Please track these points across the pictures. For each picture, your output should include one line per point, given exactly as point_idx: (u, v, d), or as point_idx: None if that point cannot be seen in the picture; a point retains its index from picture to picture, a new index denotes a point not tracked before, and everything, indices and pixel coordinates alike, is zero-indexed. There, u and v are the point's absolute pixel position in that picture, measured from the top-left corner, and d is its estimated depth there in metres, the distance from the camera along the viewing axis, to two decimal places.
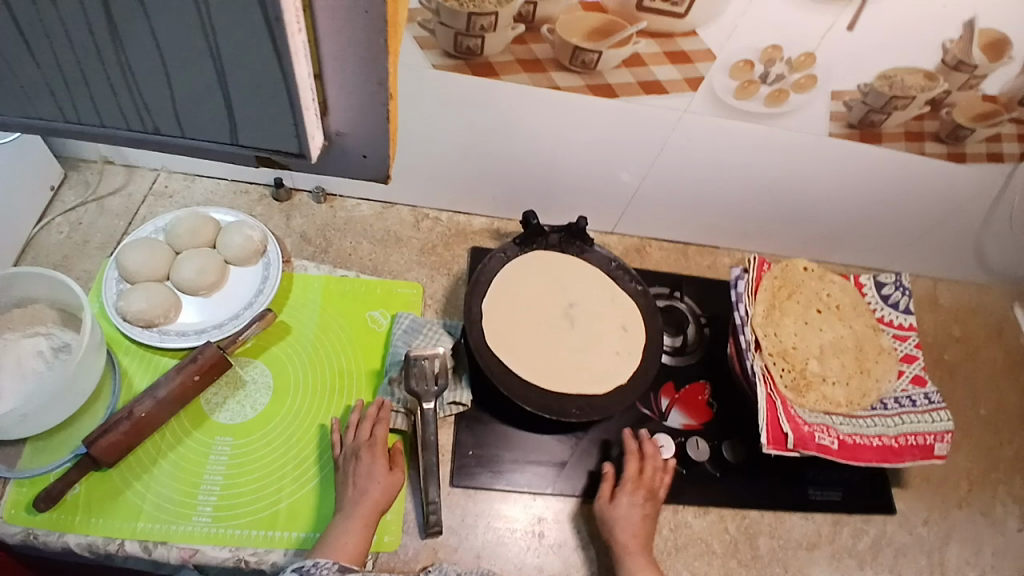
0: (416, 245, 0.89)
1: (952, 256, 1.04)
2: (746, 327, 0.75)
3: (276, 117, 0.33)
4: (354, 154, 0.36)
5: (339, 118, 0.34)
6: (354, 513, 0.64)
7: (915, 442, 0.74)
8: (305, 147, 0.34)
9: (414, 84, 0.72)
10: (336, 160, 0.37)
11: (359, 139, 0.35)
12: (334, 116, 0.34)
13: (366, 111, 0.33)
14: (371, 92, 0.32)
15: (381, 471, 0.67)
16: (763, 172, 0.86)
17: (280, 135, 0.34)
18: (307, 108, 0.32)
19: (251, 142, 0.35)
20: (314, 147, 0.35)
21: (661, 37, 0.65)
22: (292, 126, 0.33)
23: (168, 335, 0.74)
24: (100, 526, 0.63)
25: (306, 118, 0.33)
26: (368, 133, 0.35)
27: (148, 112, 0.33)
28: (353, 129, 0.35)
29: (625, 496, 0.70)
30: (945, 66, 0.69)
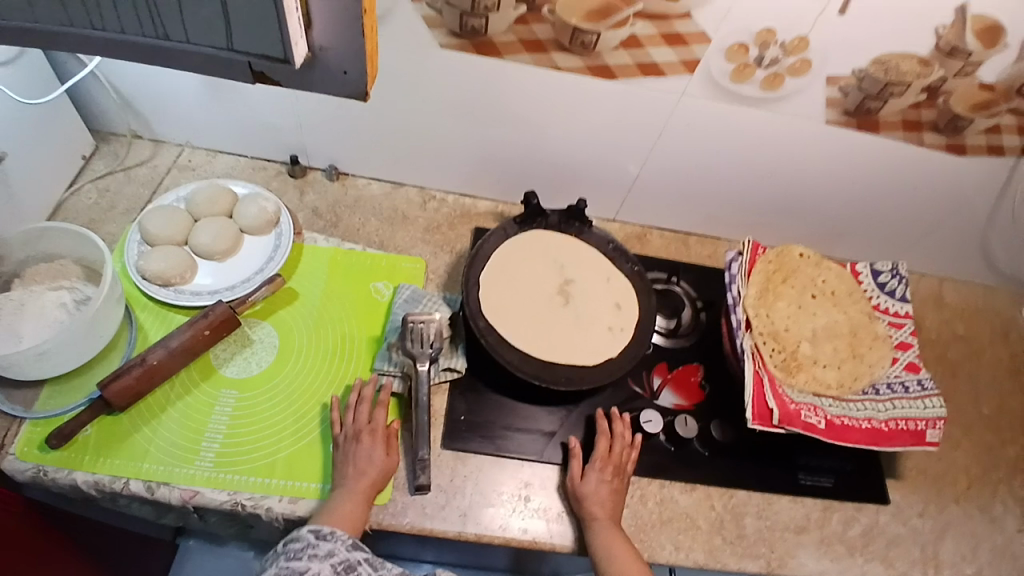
0: (421, 224, 0.93)
1: (958, 256, 1.04)
2: (737, 307, 0.76)
3: (267, 26, 0.39)
4: (335, 69, 0.42)
5: (320, 30, 0.40)
6: (351, 483, 0.67)
7: (905, 427, 0.74)
8: (289, 53, 0.41)
9: (424, 63, 0.76)
10: (319, 76, 0.43)
11: (339, 55, 0.42)
12: (316, 28, 0.40)
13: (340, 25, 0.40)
14: (345, 7, 0.39)
15: (378, 451, 0.69)
16: (761, 162, 0.88)
17: (268, 43, 0.41)
18: (291, 15, 0.39)
19: (242, 46, 0.41)
20: (298, 55, 0.41)
21: (657, 19, 0.68)
22: (279, 34, 0.40)
23: (183, 294, 0.78)
24: (108, 465, 0.68)
25: (289, 23, 0.39)
26: (346, 47, 0.41)
27: (160, 19, 0.40)
28: (334, 44, 0.41)
29: (594, 474, 0.71)
30: (941, 52, 0.70)
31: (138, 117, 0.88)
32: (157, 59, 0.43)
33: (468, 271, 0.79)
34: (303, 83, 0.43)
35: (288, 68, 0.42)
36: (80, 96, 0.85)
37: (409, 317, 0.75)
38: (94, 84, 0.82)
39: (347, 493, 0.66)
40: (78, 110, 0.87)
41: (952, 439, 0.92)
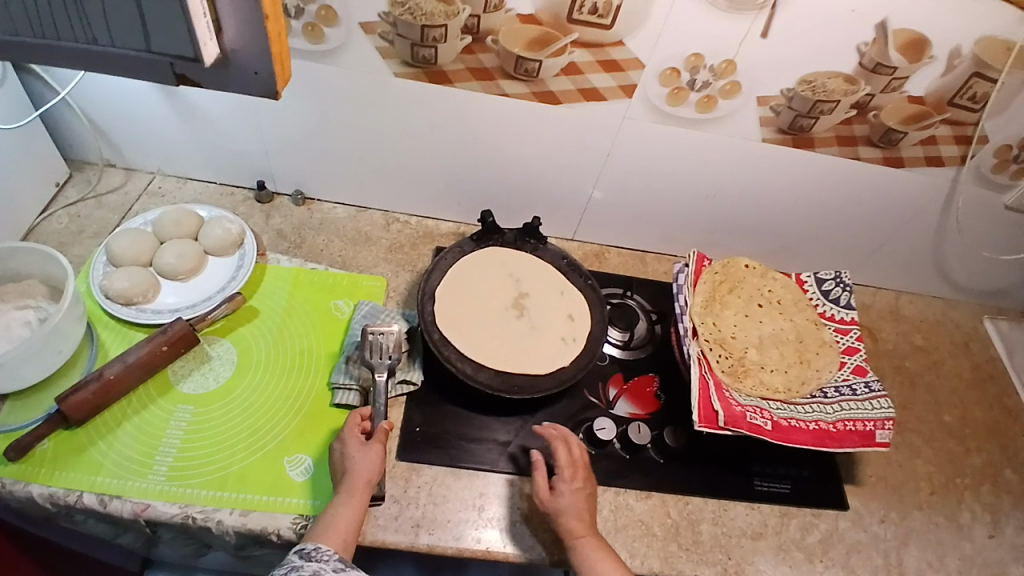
0: (384, 244, 0.96)
1: (909, 269, 1.07)
2: (684, 315, 0.79)
3: (174, 24, 0.39)
4: (247, 69, 0.43)
5: (230, 32, 0.41)
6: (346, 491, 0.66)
7: (853, 428, 0.74)
8: (199, 52, 0.41)
9: (380, 90, 0.80)
10: (230, 76, 0.43)
11: (249, 54, 0.42)
12: (226, 29, 0.41)
13: (250, 27, 0.40)
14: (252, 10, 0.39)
15: (374, 457, 0.68)
16: (707, 182, 0.92)
17: (179, 43, 0.41)
18: (199, 17, 0.39)
19: (162, 49, 0.41)
20: (208, 54, 0.41)
21: (593, 47, 0.73)
22: (187, 33, 0.40)
23: (144, 312, 0.80)
24: (61, 478, 0.68)
25: (198, 25, 0.39)
26: (256, 47, 0.41)
27: (87, 23, 0.41)
28: (244, 44, 0.41)
29: (565, 484, 0.70)
30: (864, 69, 0.74)
31: (110, 146, 0.92)
32: (89, 64, 0.43)
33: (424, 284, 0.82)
34: (218, 83, 0.43)
35: (201, 67, 0.42)
36: (55, 126, 0.89)
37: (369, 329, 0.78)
38: (68, 113, 0.86)
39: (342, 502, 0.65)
40: (53, 139, 0.90)
41: (913, 446, 0.93)
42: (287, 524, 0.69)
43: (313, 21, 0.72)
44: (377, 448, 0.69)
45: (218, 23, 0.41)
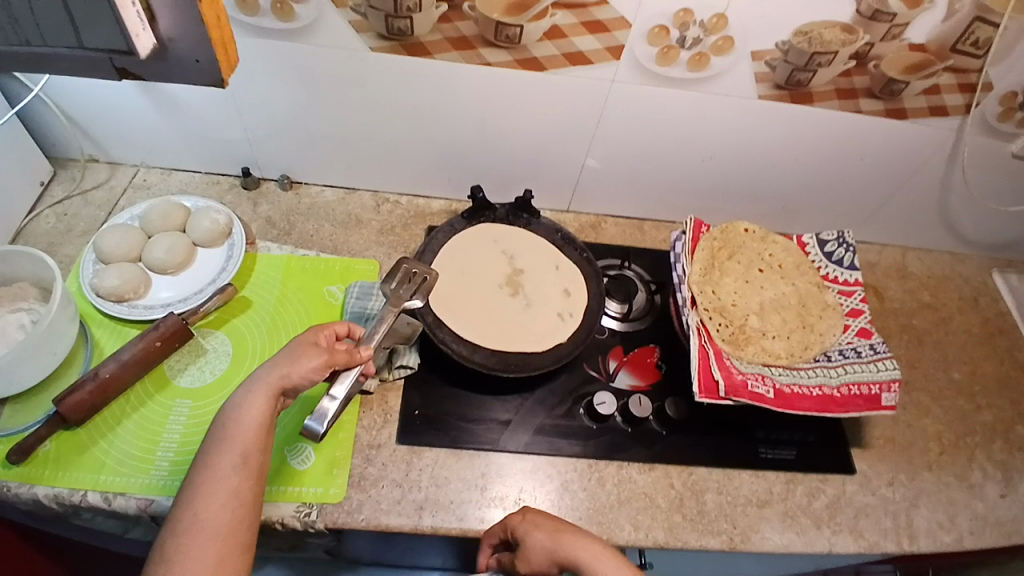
0: (375, 226, 0.94)
1: (917, 224, 1.04)
2: (683, 285, 0.77)
3: (98, 12, 0.33)
4: (187, 59, 0.37)
5: (164, 20, 0.35)
6: (253, 390, 0.60)
7: (859, 392, 0.73)
8: (133, 45, 0.35)
9: (359, 67, 0.77)
10: (170, 68, 0.37)
11: (188, 43, 0.36)
12: (160, 17, 0.35)
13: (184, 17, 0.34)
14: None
15: (309, 366, 0.62)
16: (704, 145, 0.89)
17: (107, 34, 0.35)
18: (126, 6, 0.33)
19: (95, 44, 0.36)
20: (143, 47, 0.35)
21: (575, 8, 0.70)
22: (114, 23, 0.34)
23: (137, 308, 0.79)
24: (66, 478, 0.68)
25: (125, 15, 0.33)
26: (193, 35, 0.35)
27: (18, 23, 0.35)
28: (180, 32, 0.35)
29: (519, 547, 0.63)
30: (862, 17, 0.71)
31: (91, 141, 0.90)
32: (30, 69, 0.38)
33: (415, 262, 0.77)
34: (159, 76, 0.38)
35: (135, 60, 0.36)
36: (33, 125, 0.87)
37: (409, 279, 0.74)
38: (45, 111, 0.84)
39: (251, 401, 0.59)
40: (33, 138, 0.89)
41: (921, 406, 0.92)
42: (289, 514, 0.68)
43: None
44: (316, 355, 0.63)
45: (150, 11, 0.34)
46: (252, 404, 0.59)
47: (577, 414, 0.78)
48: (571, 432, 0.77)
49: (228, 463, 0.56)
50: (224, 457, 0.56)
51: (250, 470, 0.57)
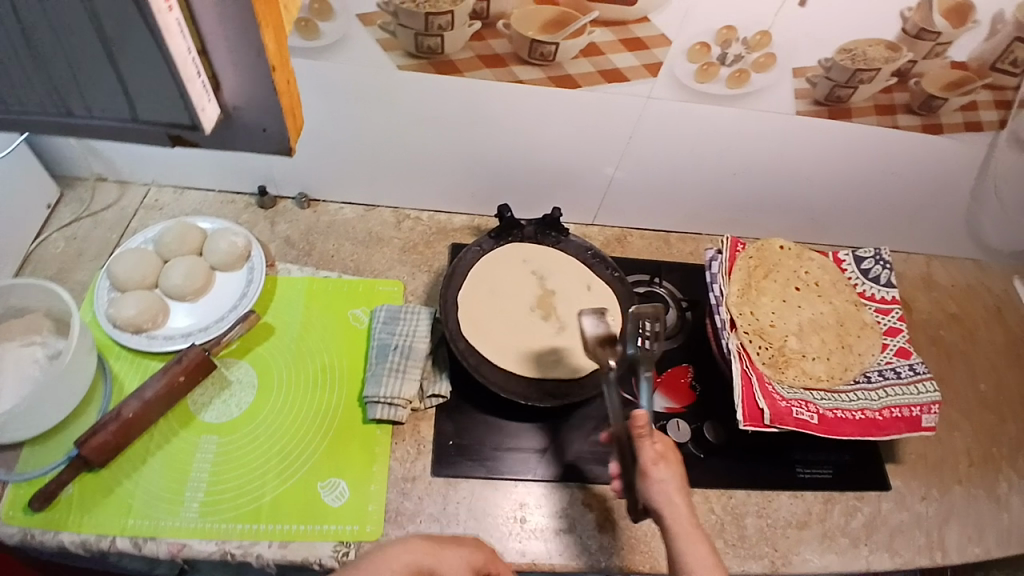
0: (397, 244, 0.91)
1: (943, 234, 1.02)
2: (721, 307, 0.75)
3: (162, 88, 0.31)
4: (253, 127, 0.34)
5: (229, 86, 0.33)
6: (429, 537, 0.57)
7: (901, 415, 0.72)
8: (199, 119, 0.32)
9: (384, 85, 0.74)
10: (231, 135, 0.35)
11: (254, 112, 0.34)
12: (225, 85, 0.33)
13: (257, 83, 0.32)
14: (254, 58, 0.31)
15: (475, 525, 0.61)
16: (735, 159, 0.87)
17: (169, 108, 0.32)
18: (192, 78, 0.31)
19: (150, 117, 0.33)
20: (208, 118, 0.33)
21: (615, 25, 0.67)
22: (179, 97, 0.31)
23: (157, 340, 0.77)
24: (94, 523, 0.68)
25: (192, 87, 0.31)
26: (259, 100, 0.33)
27: (59, 95, 0.32)
28: (247, 100, 0.33)
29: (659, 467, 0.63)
30: (908, 35, 0.69)
31: (100, 160, 0.86)
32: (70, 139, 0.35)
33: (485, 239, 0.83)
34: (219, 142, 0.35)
35: (199, 134, 0.34)
36: (39, 145, 0.83)
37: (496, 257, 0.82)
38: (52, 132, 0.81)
39: (414, 548, 0.56)
40: (38, 158, 0.85)
41: (950, 419, 0.91)
42: (327, 553, 0.67)
43: (306, 16, 0.66)
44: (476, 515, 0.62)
45: (214, 80, 0.32)
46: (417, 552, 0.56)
47: None
48: (609, 459, 0.76)
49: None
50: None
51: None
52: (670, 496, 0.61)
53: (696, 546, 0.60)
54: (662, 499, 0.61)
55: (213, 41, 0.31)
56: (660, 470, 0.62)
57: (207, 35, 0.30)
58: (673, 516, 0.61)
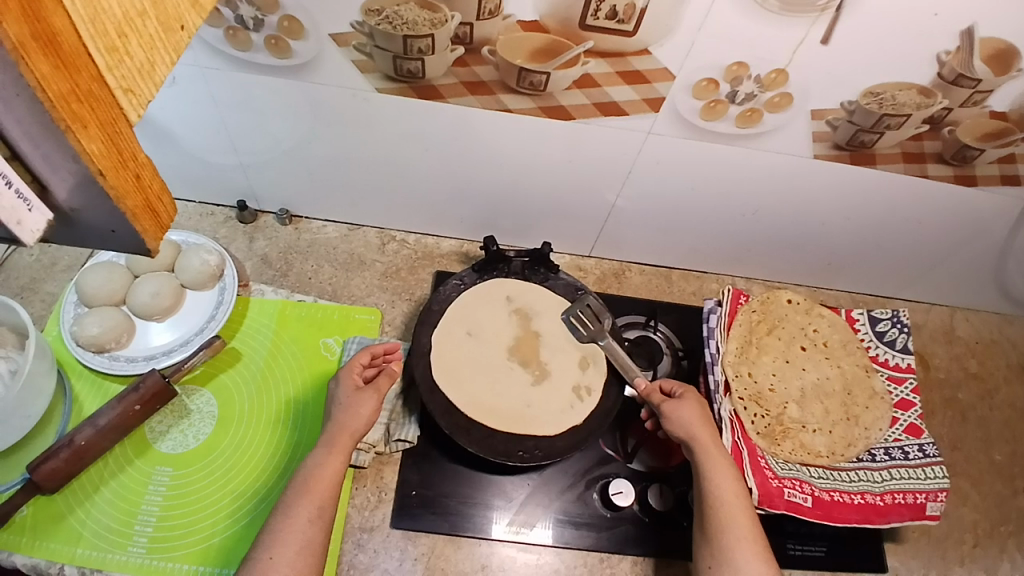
0: (379, 268, 0.88)
1: (972, 286, 0.93)
2: (716, 367, 0.69)
3: None
4: (99, 230, 0.25)
5: (60, 188, 0.23)
6: (332, 446, 0.63)
7: (904, 501, 0.65)
8: (16, 235, 0.22)
9: (362, 107, 0.69)
10: (80, 237, 0.25)
11: (98, 213, 0.24)
12: (53, 184, 0.23)
13: (86, 191, 0.23)
14: (73, 172, 0.22)
15: (368, 409, 0.66)
16: (743, 201, 0.80)
17: None
18: None
19: None
20: (32, 232, 0.23)
21: (611, 56, 0.60)
22: None
23: (117, 361, 0.74)
24: (42, 549, 0.66)
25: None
26: (101, 205, 0.23)
27: None
28: (86, 201, 0.24)
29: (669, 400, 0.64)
30: (943, 81, 0.60)
31: None
32: None
33: (467, 273, 0.78)
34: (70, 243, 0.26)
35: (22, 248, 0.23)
36: None
37: (492, 286, 0.78)
38: None
39: (326, 460, 0.62)
40: None
41: (961, 492, 0.83)
42: None
43: (276, 34, 0.61)
44: (375, 400, 0.67)
45: (38, 183, 0.23)
46: (331, 458, 0.62)
47: (590, 499, 0.72)
48: (584, 521, 0.71)
49: (304, 518, 0.58)
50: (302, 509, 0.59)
51: (322, 523, 0.59)
52: (690, 418, 0.63)
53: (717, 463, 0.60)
54: (684, 423, 0.63)
55: (27, 143, 0.21)
56: (673, 399, 0.65)
57: (13, 132, 0.21)
58: (699, 439, 0.62)
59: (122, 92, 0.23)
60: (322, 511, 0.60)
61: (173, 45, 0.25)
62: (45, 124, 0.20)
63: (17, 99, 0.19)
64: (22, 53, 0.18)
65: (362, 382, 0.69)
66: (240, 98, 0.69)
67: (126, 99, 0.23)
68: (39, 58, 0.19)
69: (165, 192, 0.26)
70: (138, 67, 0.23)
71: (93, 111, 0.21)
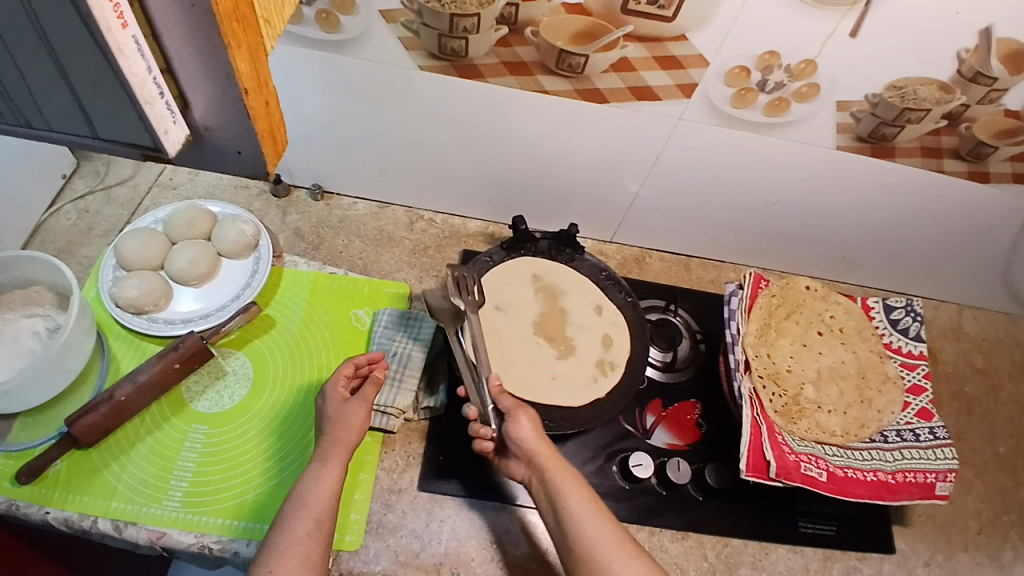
0: (407, 245, 0.90)
1: (981, 284, 0.96)
2: (736, 346, 0.71)
3: (117, 106, 0.24)
4: (226, 151, 0.27)
5: (198, 106, 0.25)
6: (326, 458, 0.63)
7: (914, 480, 0.68)
8: (161, 143, 0.25)
9: (404, 84, 0.72)
10: (204, 159, 0.28)
11: (229, 134, 0.26)
12: (193, 102, 0.25)
13: (222, 108, 0.25)
14: (219, 88, 0.24)
15: (357, 418, 0.66)
16: (765, 190, 0.82)
17: (127, 126, 0.26)
18: (151, 99, 0.24)
19: (116, 137, 0.27)
20: (173, 143, 0.26)
21: (649, 41, 0.62)
22: (137, 119, 0.25)
23: (156, 323, 0.76)
24: (79, 500, 0.68)
25: (153, 108, 0.24)
26: (237, 125, 0.26)
27: (14, 104, 0.28)
28: (220, 121, 0.26)
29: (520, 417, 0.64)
30: (962, 78, 0.63)
31: None
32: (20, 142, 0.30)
33: (495, 250, 0.81)
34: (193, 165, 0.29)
35: (164, 159, 0.27)
36: None
37: (522, 262, 0.81)
38: None
39: (322, 470, 0.62)
40: None
41: (966, 481, 0.85)
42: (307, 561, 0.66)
43: (328, 9, 0.63)
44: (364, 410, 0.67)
45: (182, 99, 0.25)
46: (327, 470, 0.61)
47: (610, 472, 0.74)
48: (604, 492, 0.73)
49: (305, 527, 0.57)
50: (298, 520, 0.57)
51: (323, 532, 0.57)
52: (537, 437, 0.63)
53: (574, 484, 0.61)
54: (531, 440, 0.63)
55: (178, 60, 0.24)
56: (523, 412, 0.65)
57: (169, 46, 0.23)
58: (543, 454, 0.62)
59: (264, 23, 0.25)
60: (320, 523, 0.58)
61: None
62: (208, 37, 0.23)
63: (189, 10, 0.22)
64: None
65: (348, 394, 0.69)
66: (286, 71, 0.72)
67: (266, 30, 0.25)
68: None
69: (281, 124, 0.28)
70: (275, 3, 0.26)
71: (244, 32, 0.24)
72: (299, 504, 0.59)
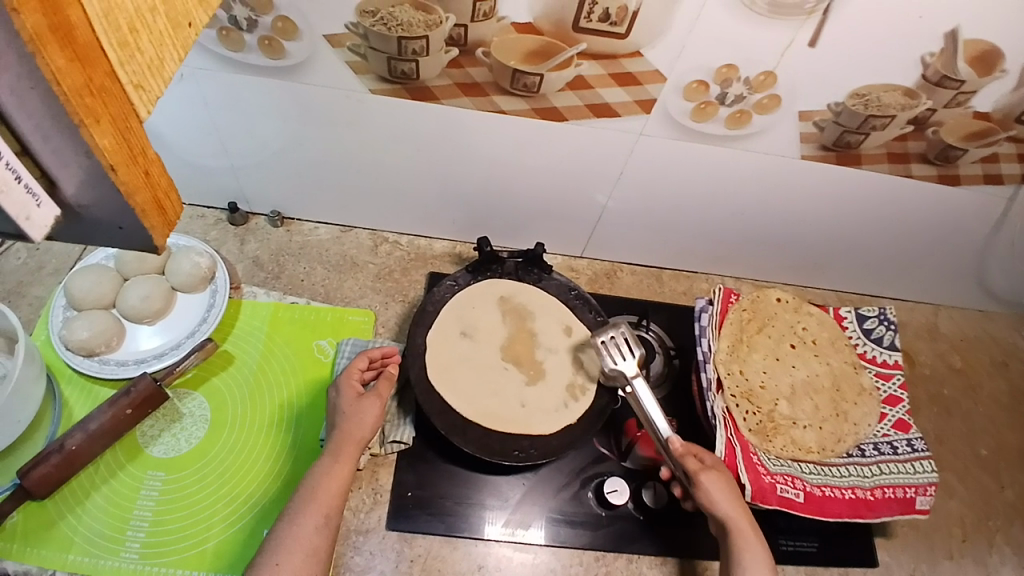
0: (372, 270, 0.88)
1: (954, 284, 0.95)
2: (707, 365, 0.70)
3: None
4: (108, 226, 0.25)
5: (70, 183, 0.23)
6: (338, 454, 0.63)
7: (893, 495, 0.67)
8: (25, 230, 0.22)
9: (355, 108, 0.69)
10: (87, 234, 0.25)
11: (106, 209, 0.24)
12: (62, 180, 0.23)
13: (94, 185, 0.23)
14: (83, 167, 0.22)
15: (371, 415, 0.65)
16: (732, 201, 0.81)
17: None
18: (7, 187, 0.21)
19: None
20: (40, 228, 0.23)
21: (603, 59, 0.61)
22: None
23: (108, 365, 0.73)
24: (32, 556, 0.64)
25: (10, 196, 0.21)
26: (113, 201, 0.23)
27: None
28: (95, 197, 0.24)
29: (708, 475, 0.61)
30: (927, 82, 0.62)
31: None
32: None
33: (459, 273, 0.79)
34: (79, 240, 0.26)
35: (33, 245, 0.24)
36: None
37: (488, 284, 0.78)
38: None
39: (333, 466, 0.62)
40: None
41: (946, 486, 0.85)
42: None
43: (270, 35, 0.61)
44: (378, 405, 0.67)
45: (46, 178, 0.23)
46: (337, 466, 0.62)
47: (585, 498, 0.72)
48: (579, 520, 0.71)
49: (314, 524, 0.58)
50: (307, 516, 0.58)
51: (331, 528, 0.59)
52: (728, 500, 0.60)
53: (757, 553, 0.58)
54: (722, 504, 0.60)
55: (38, 137, 0.21)
56: (710, 474, 0.61)
57: (24, 127, 0.21)
58: (734, 518, 0.60)
59: (131, 87, 0.22)
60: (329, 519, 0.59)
61: (181, 41, 0.25)
62: (58, 117, 0.20)
63: (30, 92, 0.20)
64: (39, 45, 0.18)
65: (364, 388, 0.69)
66: (233, 98, 0.69)
67: (136, 94, 0.23)
68: (56, 50, 0.19)
69: (172, 190, 0.26)
70: (149, 63, 0.23)
71: (105, 106, 0.21)
72: (306, 502, 0.59)
